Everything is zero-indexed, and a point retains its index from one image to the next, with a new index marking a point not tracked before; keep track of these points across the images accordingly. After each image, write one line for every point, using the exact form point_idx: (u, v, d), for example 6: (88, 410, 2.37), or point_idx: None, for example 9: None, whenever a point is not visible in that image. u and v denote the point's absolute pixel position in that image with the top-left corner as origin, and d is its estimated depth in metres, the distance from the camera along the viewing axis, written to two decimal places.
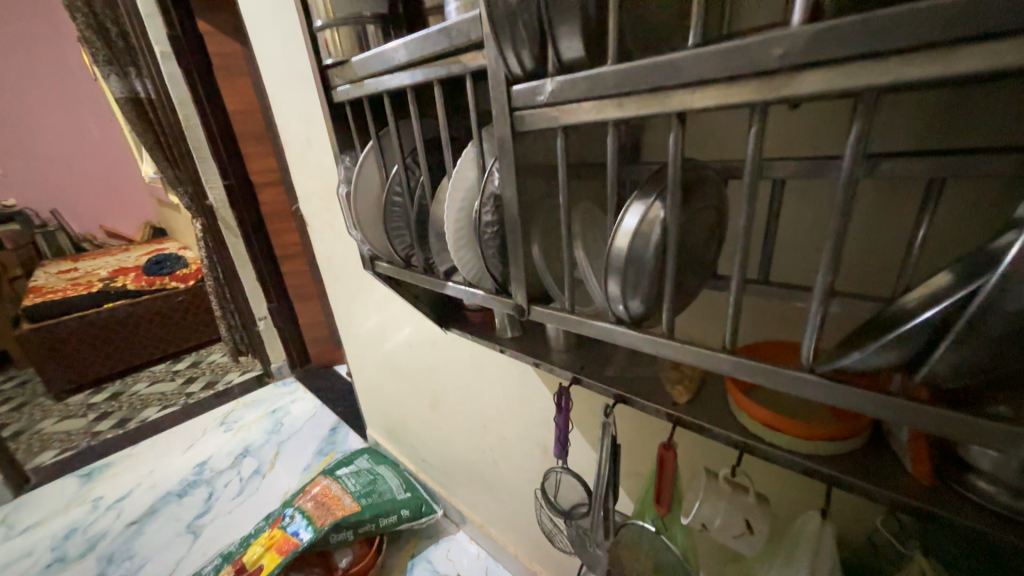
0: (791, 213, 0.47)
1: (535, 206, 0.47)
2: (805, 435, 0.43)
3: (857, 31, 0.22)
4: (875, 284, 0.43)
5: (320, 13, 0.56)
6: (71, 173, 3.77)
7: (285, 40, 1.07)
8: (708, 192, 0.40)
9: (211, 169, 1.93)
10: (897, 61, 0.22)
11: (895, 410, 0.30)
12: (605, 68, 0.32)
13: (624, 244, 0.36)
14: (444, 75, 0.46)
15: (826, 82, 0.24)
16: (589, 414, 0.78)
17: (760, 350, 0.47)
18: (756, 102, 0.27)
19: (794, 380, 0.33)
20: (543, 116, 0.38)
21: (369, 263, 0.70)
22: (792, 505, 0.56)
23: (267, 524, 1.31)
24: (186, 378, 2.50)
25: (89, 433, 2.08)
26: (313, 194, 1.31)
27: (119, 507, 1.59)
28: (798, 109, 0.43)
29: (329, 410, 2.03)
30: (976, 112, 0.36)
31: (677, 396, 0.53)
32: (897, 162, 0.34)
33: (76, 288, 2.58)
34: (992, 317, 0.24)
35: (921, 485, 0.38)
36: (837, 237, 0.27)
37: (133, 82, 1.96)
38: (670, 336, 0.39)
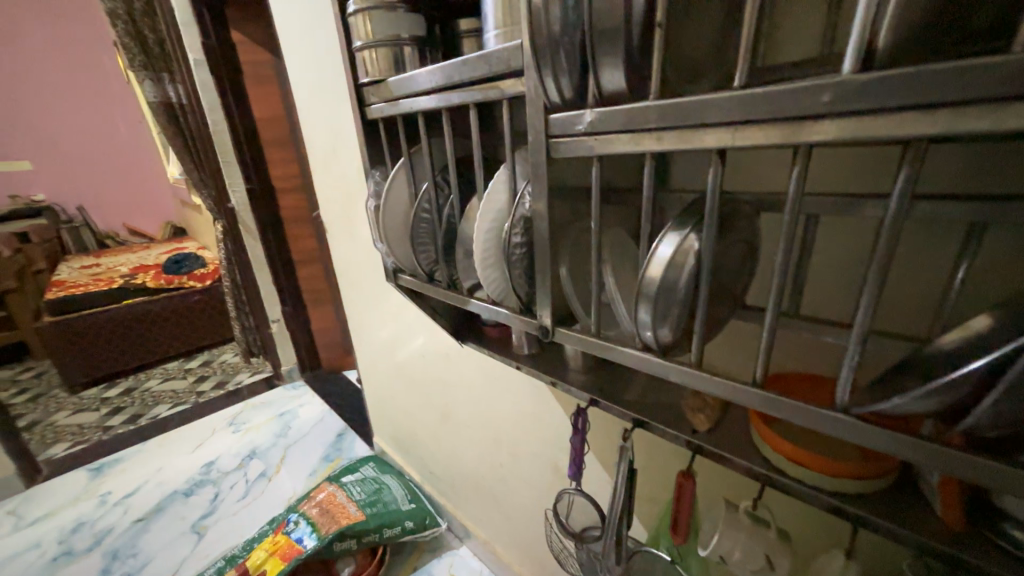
0: (821, 247, 0.47)
1: (565, 229, 0.48)
2: (831, 472, 0.43)
3: (908, 83, 0.23)
4: (909, 323, 0.43)
5: (360, 34, 0.58)
6: (98, 171, 3.88)
7: (318, 54, 1.10)
8: (740, 224, 0.40)
9: (235, 173, 1.98)
10: (947, 113, 0.22)
11: (932, 455, 0.30)
12: (646, 103, 0.33)
13: (657, 273, 0.36)
14: (481, 99, 0.47)
15: (873, 129, 0.24)
16: (604, 436, 0.78)
17: (786, 382, 0.46)
18: (799, 144, 0.27)
19: (826, 419, 0.33)
20: (580, 146, 0.38)
21: (392, 275, 0.71)
22: (813, 542, 0.54)
23: (271, 529, 1.31)
24: (197, 377, 2.53)
25: (101, 427, 2.10)
26: (335, 203, 1.34)
27: (126, 503, 1.60)
28: (832, 146, 0.44)
29: (336, 415, 2.04)
30: (1015, 158, 0.36)
31: (697, 424, 0.52)
32: (935, 205, 0.34)
33: (97, 283, 2.64)
34: None
35: (954, 532, 0.37)
36: (879, 280, 0.27)
37: (166, 87, 2.03)
38: (699, 367, 0.39)
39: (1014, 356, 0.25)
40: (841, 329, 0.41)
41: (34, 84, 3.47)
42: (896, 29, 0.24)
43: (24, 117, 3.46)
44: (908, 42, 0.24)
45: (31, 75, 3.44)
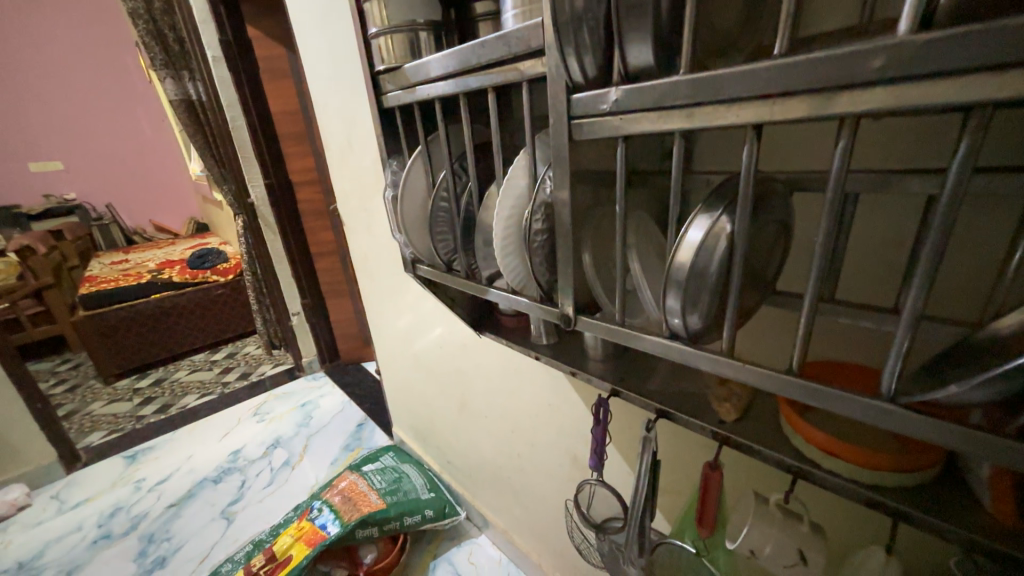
0: (859, 228, 0.44)
1: (587, 215, 0.46)
2: (869, 464, 0.41)
3: (978, 41, 0.20)
4: (956, 306, 0.41)
5: (376, 20, 0.58)
6: (125, 169, 4.00)
7: (332, 45, 1.10)
8: (774, 206, 0.38)
9: (255, 168, 2.00)
10: (1022, 73, 0.20)
11: (986, 448, 0.28)
12: (676, 77, 0.31)
13: (686, 257, 0.35)
14: (500, 82, 0.46)
15: (931, 96, 0.22)
16: (625, 426, 0.76)
17: (821, 371, 0.44)
18: (845, 115, 0.26)
19: (869, 409, 0.31)
20: (604, 126, 0.37)
21: (410, 265, 0.71)
22: (847, 536, 0.52)
23: (296, 515, 1.34)
24: (223, 368, 2.61)
25: (134, 417, 2.19)
26: (352, 195, 1.34)
27: (159, 489, 1.66)
28: (875, 121, 0.41)
29: (356, 405, 2.08)
30: None
31: (724, 414, 0.50)
32: (990, 179, 0.32)
33: (127, 278, 2.74)
34: None
35: (1003, 528, 0.35)
36: (933, 261, 0.26)
37: (186, 84, 2.07)
38: (730, 355, 0.37)
39: None
40: (883, 315, 0.39)
41: (62, 86, 3.58)
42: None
43: (54, 119, 3.58)
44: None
45: (59, 77, 3.55)
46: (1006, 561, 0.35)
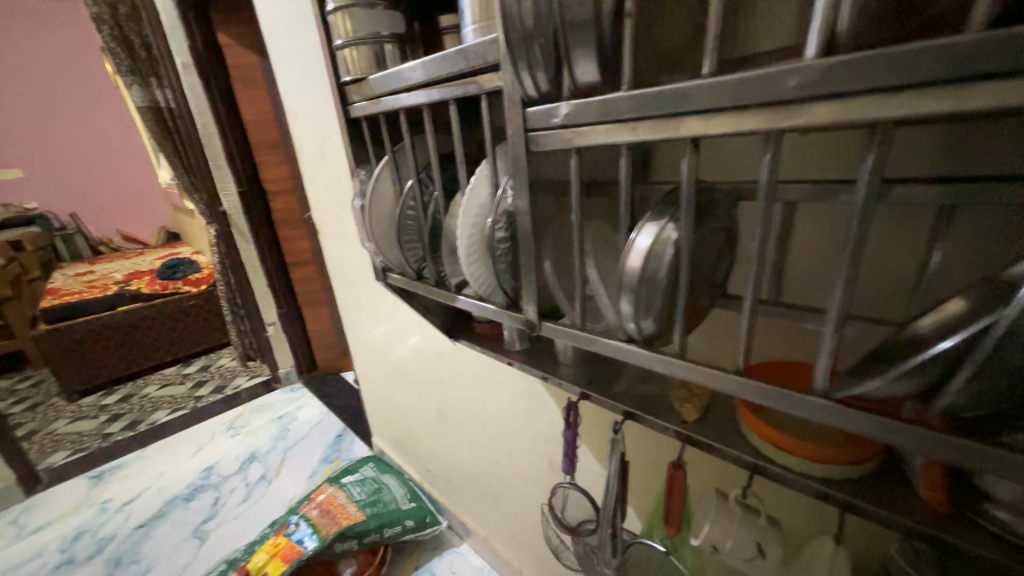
0: (800, 234, 0.47)
1: (548, 222, 0.47)
2: (816, 458, 0.43)
3: (880, 64, 0.22)
4: (885, 307, 0.43)
5: (340, 33, 0.58)
6: (91, 178, 3.86)
7: (302, 54, 1.09)
8: (719, 213, 0.40)
9: (227, 176, 1.97)
10: (917, 93, 0.22)
11: (909, 437, 0.30)
12: (620, 93, 0.33)
13: (637, 263, 0.36)
14: (461, 95, 0.47)
15: (840, 113, 0.24)
16: (596, 428, 0.78)
17: (772, 370, 0.46)
18: (771, 129, 0.27)
19: (806, 405, 0.33)
20: (557, 138, 0.38)
21: (380, 273, 0.71)
22: (805, 528, 0.54)
23: (272, 531, 1.31)
24: (195, 382, 2.53)
25: (100, 434, 2.10)
26: (326, 204, 1.33)
27: (127, 510, 1.60)
28: (802, 135, 0.44)
29: (335, 416, 2.04)
30: (994, 143, 0.36)
31: (686, 414, 0.52)
32: (910, 188, 0.35)
33: (92, 291, 2.63)
34: (1006, 350, 0.24)
35: (936, 512, 0.38)
36: (853, 265, 0.28)
37: (155, 91, 2.01)
38: (682, 356, 0.39)
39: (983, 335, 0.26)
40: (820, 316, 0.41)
41: (21, 91, 3.44)
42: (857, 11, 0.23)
43: (13, 125, 3.44)
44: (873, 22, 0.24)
45: (18, 83, 3.41)
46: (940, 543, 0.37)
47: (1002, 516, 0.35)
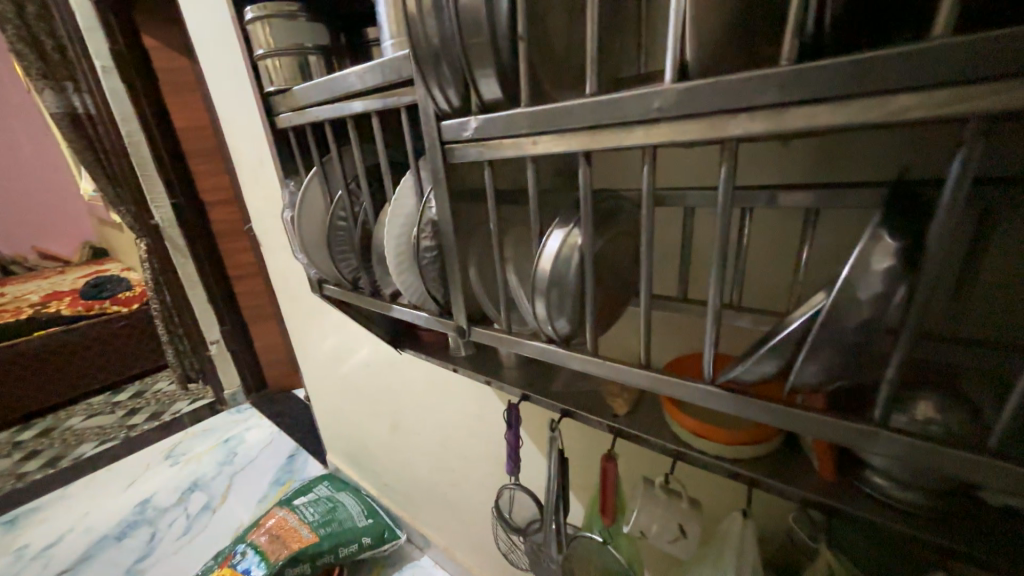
0: (701, 236, 0.51)
1: (471, 230, 0.49)
2: (723, 440, 0.46)
3: (721, 89, 0.26)
4: (771, 299, 0.49)
5: (261, 43, 0.57)
6: (1, 190, 3.52)
7: (233, 61, 1.05)
8: (625, 219, 0.44)
9: (158, 187, 1.85)
10: (749, 116, 0.25)
11: (779, 415, 0.33)
12: (520, 110, 0.35)
13: (547, 267, 0.39)
14: (382, 108, 0.47)
15: (696, 132, 0.28)
16: (540, 429, 0.80)
17: (684, 362, 0.50)
18: (647, 145, 0.30)
19: (696, 391, 0.36)
20: (470, 151, 0.40)
21: (316, 285, 0.70)
22: (722, 506, 0.59)
23: (216, 563, 1.23)
24: (128, 410, 2.33)
25: (13, 475, 1.89)
26: (267, 216, 1.29)
27: (46, 555, 1.45)
28: (694, 149, 0.48)
29: (286, 436, 1.95)
30: (852, 152, 0.41)
31: (616, 408, 0.55)
32: (782, 194, 0.40)
33: (2, 315, 2.38)
34: (839, 332, 0.27)
35: (826, 483, 0.41)
36: (722, 264, 0.31)
37: (71, 97, 1.86)
38: (595, 353, 0.41)
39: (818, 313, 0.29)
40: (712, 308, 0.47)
41: None
42: (699, 51, 0.28)
43: None
44: (714, 57, 0.28)
45: None
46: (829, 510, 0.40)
47: (877, 479, 0.39)
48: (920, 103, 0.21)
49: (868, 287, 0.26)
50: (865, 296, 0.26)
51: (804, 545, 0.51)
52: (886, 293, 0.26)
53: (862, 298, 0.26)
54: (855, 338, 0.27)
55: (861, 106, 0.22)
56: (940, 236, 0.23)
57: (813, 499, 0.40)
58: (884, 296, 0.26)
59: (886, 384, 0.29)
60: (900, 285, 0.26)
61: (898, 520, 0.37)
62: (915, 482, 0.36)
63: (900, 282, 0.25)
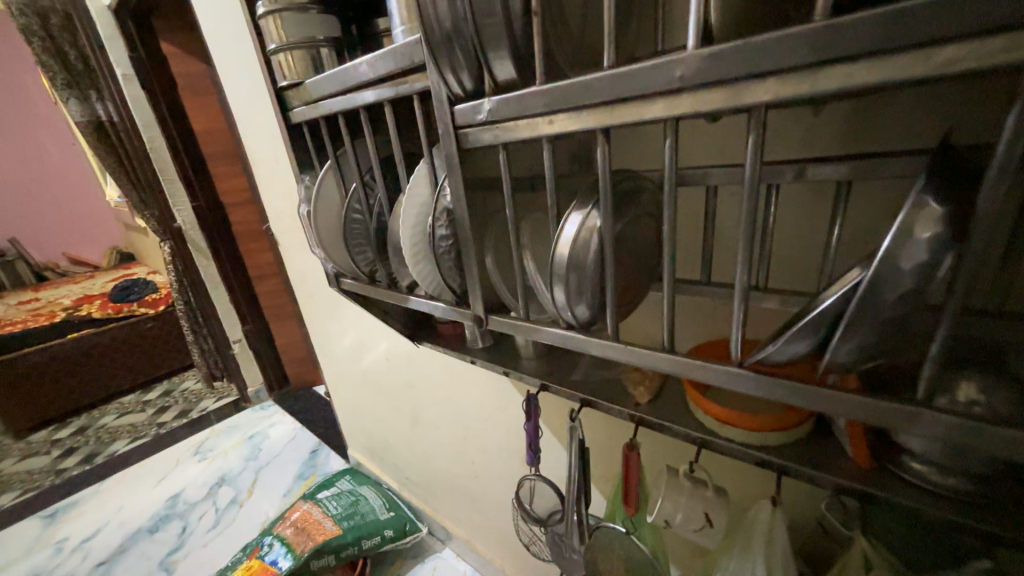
0: (724, 216, 0.49)
1: (486, 217, 0.49)
2: (751, 427, 0.45)
3: (747, 52, 0.24)
4: (799, 279, 0.47)
5: (273, 37, 0.58)
6: (32, 199, 3.65)
7: (248, 62, 1.07)
8: (645, 200, 0.42)
9: (179, 191, 1.89)
10: (778, 79, 0.24)
11: (812, 397, 0.32)
12: (535, 88, 0.34)
13: (565, 251, 0.38)
14: (394, 95, 0.47)
15: (721, 101, 0.26)
16: (559, 419, 0.79)
17: (709, 348, 0.48)
18: (667, 118, 0.29)
19: (723, 374, 0.35)
20: (484, 134, 0.39)
21: (334, 279, 0.71)
22: (748, 494, 0.58)
23: (245, 555, 1.26)
24: (157, 408, 2.41)
25: (53, 471, 1.97)
26: (284, 214, 1.30)
27: (85, 548, 1.51)
28: (717, 123, 0.46)
29: (309, 431, 1.99)
30: (887, 121, 0.39)
31: (638, 397, 0.54)
32: (811, 167, 0.38)
33: (37, 319, 2.48)
34: (877, 306, 0.26)
35: (863, 470, 0.39)
36: (750, 240, 0.29)
37: (95, 105, 1.91)
38: (617, 338, 0.40)
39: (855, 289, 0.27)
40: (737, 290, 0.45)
41: None
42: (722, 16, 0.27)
43: None
44: (738, 22, 0.27)
45: None
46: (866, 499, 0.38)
47: (918, 466, 0.37)
48: (973, 51, 0.19)
49: (911, 258, 0.24)
50: (908, 268, 0.24)
51: (836, 535, 0.49)
52: (930, 263, 0.24)
53: (904, 269, 0.24)
54: (894, 312, 0.26)
55: (905, 61, 0.21)
56: (992, 199, 0.21)
57: (849, 486, 0.38)
58: (929, 267, 0.24)
59: (929, 362, 0.27)
60: (947, 255, 0.24)
61: (942, 508, 0.35)
62: (959, 467, 0.34)
63: (948, 252, 0.24)
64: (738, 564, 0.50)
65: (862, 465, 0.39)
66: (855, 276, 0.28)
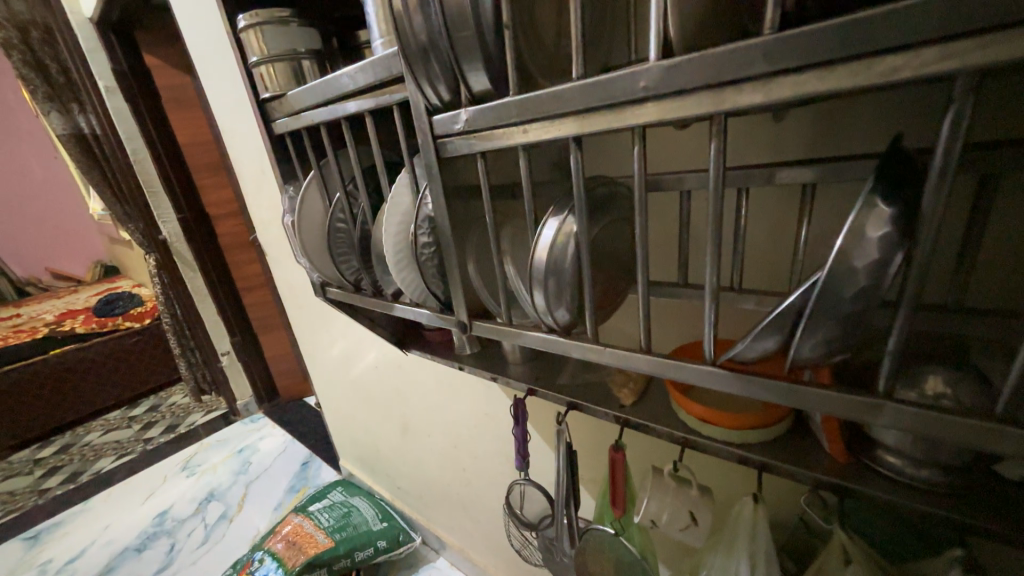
0: (698, 219, 0.51)
1: (468, 225, 0.49)
2: (733, 425, 0.45)
3: (704, 64, 0.26)
4: (774, 279, 0.48)
5: (255, 50, 0.58)
6: (12, 214, 3.58)
7: (231, 73, 1.07)
8: (621, 205, 0.44)
9: (164, 203, 1.87)
10: (733, 89, 0.25)
11: (783, 392, 0.33)
12: (508, 99, 0.35)
13: (543, 256, 0.39)
14: (375, 106, 0.48)
15: (682, 109, 0.28)
16: (548, 423, 0.80)
17: (689, 349, 0.49)
18: (634, 126, 0.30)
19: (698, 373, 0.36)
20: (462, 144, 0.40)
21: (319, 289, 0.71)
22: (732, 492, 0.59)
23: (235, 571, 1.24)
24: (144, 423, 2.37)
25: (35, 491, 1.92)
26: (270, 225, 1.30)
27: (69, 569, 1.47)
28: (689, 129, 0.48)
29: (300, 443, 1.96)
30: (850, 127, 0.40)
31: (623, 398, 0.54)
32: (779, 170, 0.39)
33: (18, 335, 2.42)
34: (836, 302, 0.27)
35: (838, 465, 0.40)
36: (718, 242, 0.30)
37: (76, 117, 1.89)
38: (596, 341, 0.41)
39: (816, 287, 0.29)
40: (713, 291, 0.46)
41: None
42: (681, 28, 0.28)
43: None
44: (697, 35, 0.29)
45: None
46: (843, 493, 0.39)
47: (890, 458, 0.38)
48: (908, 62, 0.21)
49: (864, 256, 0.25)
50: (862, 265, 0.25)
51: (818, 529, 0.51)
52: (882, 261, 0.25)
53: (857, 267, 0.26)
54: (852, 308, 0.27)
55: (849, 70, 0.22)
56: (934, 199, 0.23)
57: (825, 481, 0.39)
58: (881, 264, 0.25)
59: (888, 355, 0.28)
60: (897, 252, 0.25)
61: (913, 498, 0.36)
62: (927, 458, 0.35)
63: (897, 249, 0.25)
64: (723, 561, 0.50)
65: (838, 459, 0.40)
66: (815, 275, 0.29)
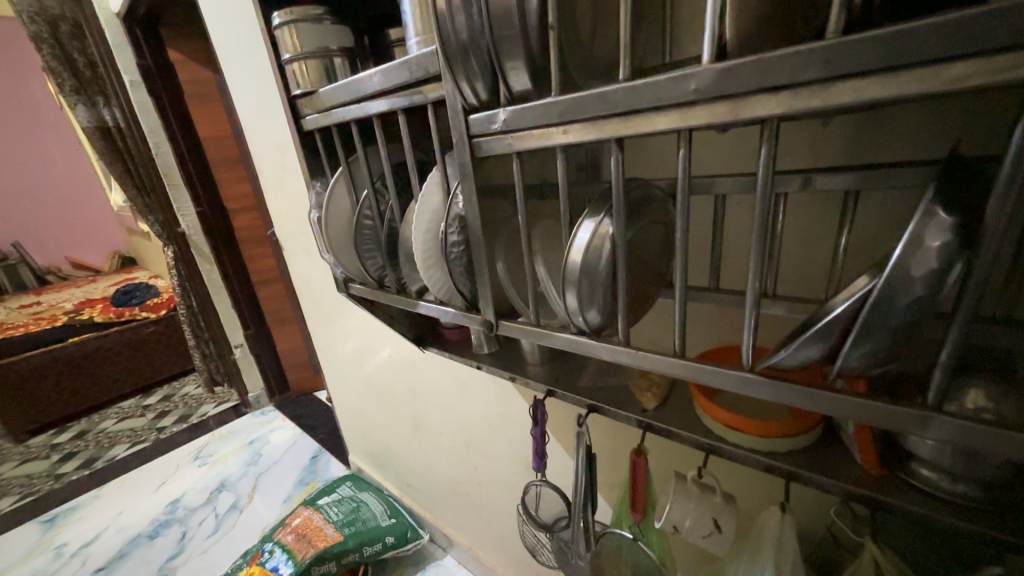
0: (730, 224, 0.50)
1: (498, 224, 0.50)
2: (761, 433, 0.44)
3: (762, 67, 0.25)
4: (809, 286, 0.48)
5: (288, 47, 0.59)
6: (34, 204, 3.65)
7: (255, 67, 1.07)
8: (654, 208, 0.43)
9: (183, 196, 1.90)
10: (789, 93, 0.25)
11: (826, 402, 0.32)
12: (549, 99, 0.35)
13: (578, 257, 0.39)
14: (408, 105, 0.48)
15: (734, 114, 0.27)
16: (564, 423, 0.80)
17: (716, 355, 0.49)
18: (683, 128, 0.30)
19: (734, 379, 0.35)
20: (499, 143, 0.40)
21: (342, 285, 0.72)
22: (755, 499, 0.59)
23: (245, 561, 1.25)
24: (157, 413, 2.40)
25: (51, 476, 1.96)
26: (288, 220, 1.31)
27: (83, 554, 1.49)
28: (724, 134, 0.48)
29: (310, 437, 1.98)
30: (894, 136, 0.40)
31: (646, 402, 0.53)
32: (822, 176, 0.39)
33: (38, 323, 2.47)
34: (889, 311, 0.26)
35: (871, 477, 0.39)
36: (762, 248, 0.30)
37: (101, 111, 1.92)
38: (627, 344, 0.40)
39: (866, 297, 0.28)
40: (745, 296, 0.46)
41: None
42: (738, 23, 0.28)
43: None
44: (748, 41, 0.29)
45: None
46: (876, 506, 0.38)
47: (925, 471, 0.37)
48: (981, 68, 0.20)
49: (922, 265, 0.25)
50: (919, 274, 0.25)
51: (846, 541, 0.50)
52: (940, 270, 0.25)
53: (915, 276, 0.25)
54: (904, 318, 0.27)
55: (915, 75, 0.22)
56: (997, 209, 0.22)
57: (859, 492, 0.38)
58: (939, 274, 0.25)
59: (939, 367, 0.28)
60: (956, 262, 0.24)
61: (954, 514, 0.35)
62: (966, 473, 0.34)
63: (956, 259, 0.24)
64: (748, 568, 0.50)
65: (871, 471, 0.39)
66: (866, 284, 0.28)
